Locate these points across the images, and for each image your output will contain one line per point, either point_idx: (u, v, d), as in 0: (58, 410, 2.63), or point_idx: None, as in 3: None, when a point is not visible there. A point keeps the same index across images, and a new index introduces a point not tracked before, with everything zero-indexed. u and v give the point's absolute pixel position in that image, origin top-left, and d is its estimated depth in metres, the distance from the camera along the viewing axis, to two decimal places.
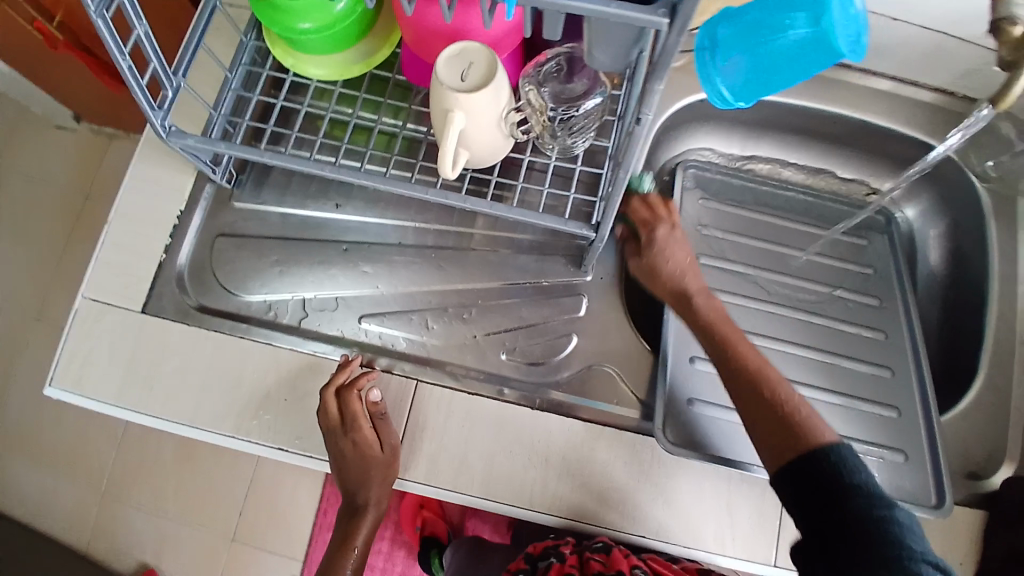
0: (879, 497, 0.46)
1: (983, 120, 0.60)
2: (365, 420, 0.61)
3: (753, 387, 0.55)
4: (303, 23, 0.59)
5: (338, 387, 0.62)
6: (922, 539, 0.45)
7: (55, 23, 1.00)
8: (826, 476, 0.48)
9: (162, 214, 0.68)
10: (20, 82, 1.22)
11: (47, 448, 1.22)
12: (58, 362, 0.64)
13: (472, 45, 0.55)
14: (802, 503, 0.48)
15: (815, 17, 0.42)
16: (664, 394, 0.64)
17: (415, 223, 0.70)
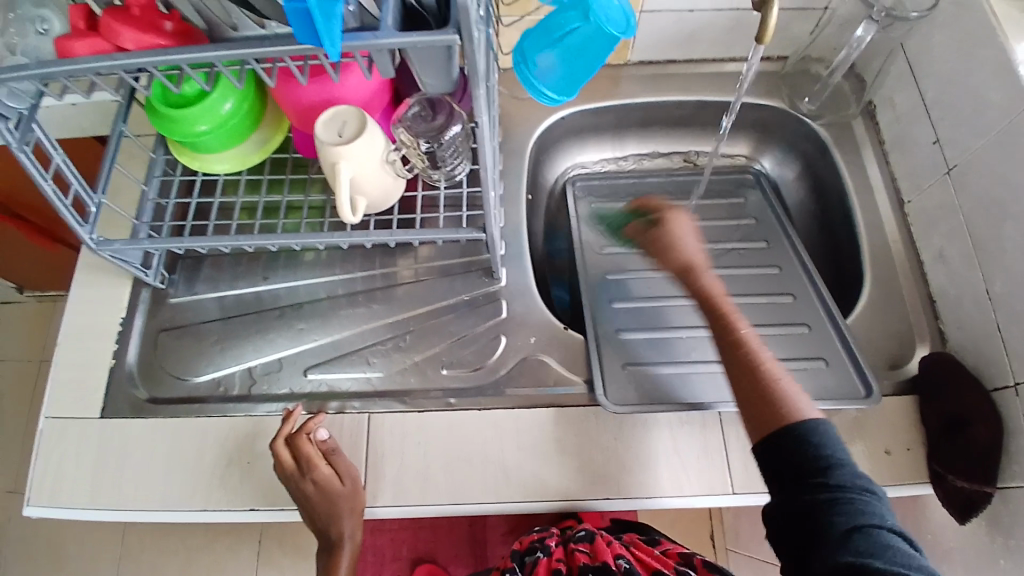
0: (849, 471, 0.50)
1: (754, 68, 0.68)
2: (319, 459, 0.64)
3: (745, 361, 0.57)
4: (198, 126, 0.67)
5: (287, 436, 0.65)
6: (887, 508, 0.49)
7: None
8: (795, 455, 0.51)
9: (106, 325, 0.73)
10: None
11: None
12: (31, 482, 0.67)
13: (343, 108, 0.63)
14: (777, 474, 0.52)
15: (585, 13, 0.52)
16: (611, 407, 0.67)
17: (341, 276, 0.77)
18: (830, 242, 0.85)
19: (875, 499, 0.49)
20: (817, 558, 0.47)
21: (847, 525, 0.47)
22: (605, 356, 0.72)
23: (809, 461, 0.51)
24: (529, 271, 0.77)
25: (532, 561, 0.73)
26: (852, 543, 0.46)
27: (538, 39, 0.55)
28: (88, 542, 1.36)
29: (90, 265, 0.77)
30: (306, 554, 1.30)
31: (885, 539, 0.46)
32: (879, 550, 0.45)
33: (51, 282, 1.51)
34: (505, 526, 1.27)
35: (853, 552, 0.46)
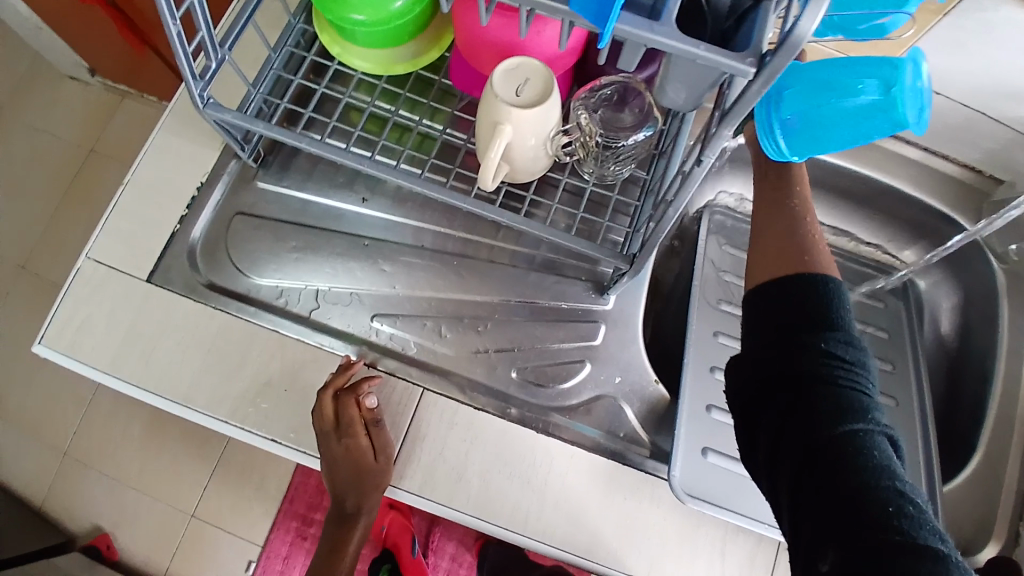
0: (841, 345, 0.44)
1: None
2: (360, 427, 0.61)
3: (786, 235, 0.50)
4: (357, 15, 0.58)
5: (337, 389, 0.61)
6: (871, 390, 0.44)
7: None
8: (799, 320, 0.45)
9: (183, 184, 0.66)
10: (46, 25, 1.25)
11: (16, 410, 1.30)
12: (51, 320, 0.62)
13: (530, 62, 0.55)
14: (762, 332, 0.47)
15: (886, 85, 0.42)
16: (680, 493, 0.60)
17: (439, 227, 0.69)
18: (951, 388, 0.77)
19: (866, 384, 0.44)
20: (793, 440, 0.42)
21: (839, 415, 0.42)
22: (688, 432, 0.63)
23: (811, 335, 0.44)
24: (638, 303, 0.68)
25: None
26: (838, 432, 0.41)
27: (806, 91, 0.45)
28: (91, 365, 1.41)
29: (182, 110, 0.68)
30: None
31: (870, 435, 0.41)
32: (871, 447, 0.40)
33: (118, 73, 1.44)
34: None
35: (837, 446, 0.41)
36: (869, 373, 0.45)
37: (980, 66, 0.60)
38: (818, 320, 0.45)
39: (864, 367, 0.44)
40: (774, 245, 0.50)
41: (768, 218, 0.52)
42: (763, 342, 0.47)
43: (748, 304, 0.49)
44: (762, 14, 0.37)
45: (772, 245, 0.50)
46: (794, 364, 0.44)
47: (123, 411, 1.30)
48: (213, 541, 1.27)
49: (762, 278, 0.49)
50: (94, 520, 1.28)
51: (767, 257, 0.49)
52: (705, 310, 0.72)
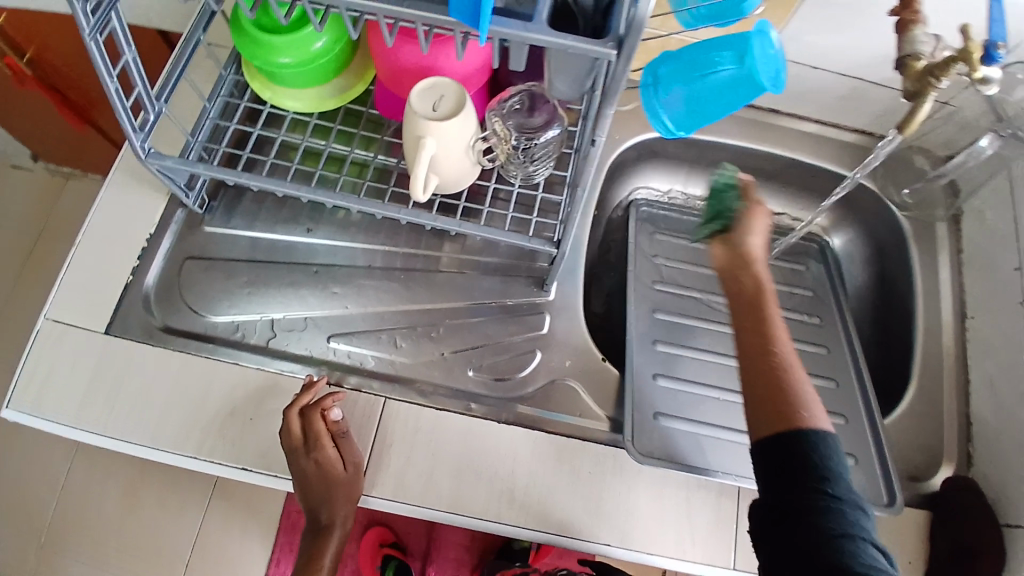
0: (837, 495, 0.47)
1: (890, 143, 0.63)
2: (326, 440, 0.62)
3: (768, 379, 0.50)
4: (282, 58, 0.63)
5: (302, 407, 0.62)
6: (870, 534, 0.46)
7: (25, 59, 1.05)
8: (800, 470, 0.48)
9: (133, 237, 0.70)
10: None
11: None
12: (14, 383, 0.63)
13: (443, 80, 0.61)
14: (769, 475, 0.50)
15: (740, 56, 0.49)
16: (635, 455, 0.64)
17: (383, 246, 0.73)
18: (882, 333, 0.83)
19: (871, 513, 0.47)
20: None
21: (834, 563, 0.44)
22: (639, 401, 0.68)
23: (810, 486, 0.47)
24: (579, 291, 0.73)
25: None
26: None
27: (677, 71, 0.52)
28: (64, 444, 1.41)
29: (125, 169, 0.72)
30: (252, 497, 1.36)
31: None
32: None
33: (62, 153, 1.48)
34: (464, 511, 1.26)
35: None
36: (868, 521, 0.47)
37: (848, 37, 0.68)
38: (815, 472, 0.47)
39: (859, 514, 0.46)
40: (766, 390, 0.50)
41: (757, 350, 0.51)
42: (773, 486, 0.49)
43: (750, 448, 0.52)
44: (618, 6, 0.44)
45: (766, 393, 0.50)
46: (809, 486, 0.47)
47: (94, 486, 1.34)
48: None
49: (761, 419, 0.50)
50: None
51: (757, 401, 0.51)
52: (641, 291, 0.78)
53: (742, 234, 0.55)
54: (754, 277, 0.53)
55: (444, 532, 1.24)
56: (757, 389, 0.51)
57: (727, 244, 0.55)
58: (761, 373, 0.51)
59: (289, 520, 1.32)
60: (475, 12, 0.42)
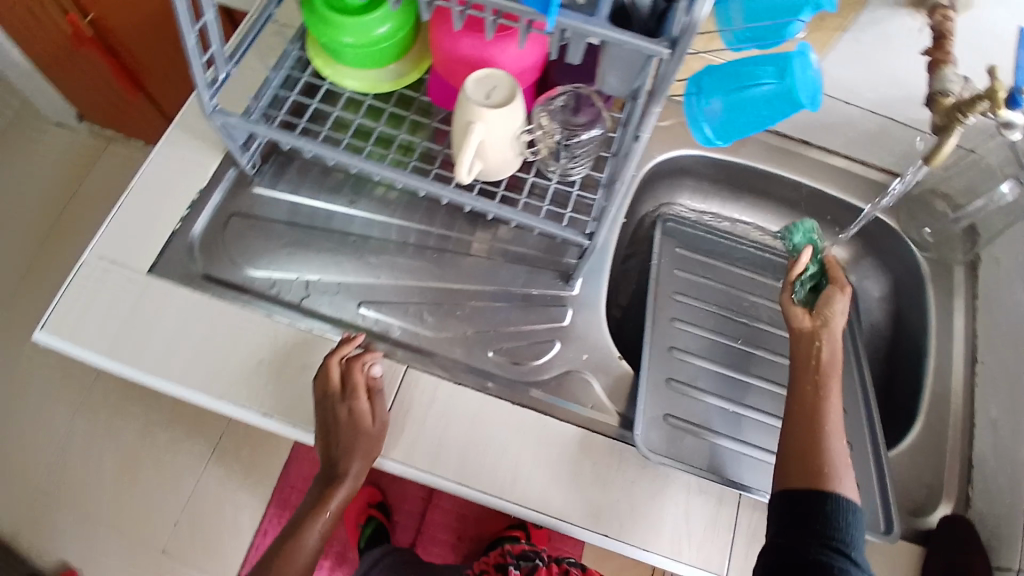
0: (847, 554, 0.51)
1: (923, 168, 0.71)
2: (363, 392, 0.64)
3: (815, 439, 0.57)
4: (344, 37, 0.67)
5: (343, 357, 0.65)
6: None
7: (88, 19, 1.11)
8: (818, 526, 0.53)
9: (184, 189, 0.73)
10: (52, 69, 1.36)
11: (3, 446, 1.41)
12: (53, 309, 0.67)
13: (496, 72, 0.64)
14: (786, 524, 0.55)
15: (780, 72, 0.53)
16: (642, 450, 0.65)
17: (420, 226, 0.76)
18: (891, 369, 0.85)
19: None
20: None
21: None
22: (649, 402, 0.70)
23: (825, 541, 0.52)
24: (601, 290, 0.75)
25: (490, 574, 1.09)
26: None
27: (720, 82, 0.56)
28: (73, 398, 1.45)
29: (185, 125, 0.76)
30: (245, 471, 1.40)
31: None
32: None
33: (110, 116, 1.54)
34: (450, 509, 1.31)
35: None
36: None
37: (880, 73, 0.74)
38: (832, 530, 0.53)
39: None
40: (806, 449, 0.57)
41: (811, 412, 0.59)
42: (787, 536, 0.54)
43: (772, 499, 0.57)
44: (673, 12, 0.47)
45: (802, 451, 0.57)
46: (824, 542, 0.52)
47: (95, 444, 1.41)
48: None
49: (794, 473, 0.56)
50: (61, 558, 1.35)
51: (794, 454, 0.57)
52: (662, 299, 0.80)
53: (830, 305, 0.65)
54: (831, 345, 0.62)
55: (431, 531, 1.29)
56: (798, 446, 0.57)
57: (814, 317, 0.64)
58: (806, 429, 0.58)
59: (280, 495, 1.38)
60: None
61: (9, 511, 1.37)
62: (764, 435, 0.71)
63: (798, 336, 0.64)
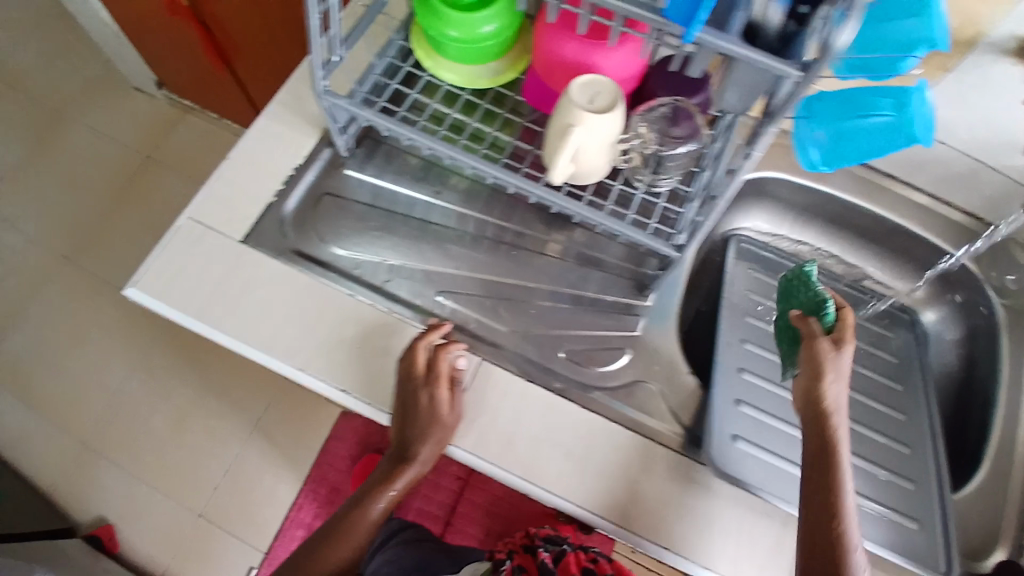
0: None
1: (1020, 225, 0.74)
2: (445, 381, 0.65)
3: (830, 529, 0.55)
4: (450, 30, 0.69)
5: (431, 343, 0.66)
6: None
7: None
8: None
9: (280, 165, 0.75)
10: (144, 35, 1.41)
11: (63, 395, 1.50)
12: (147, 268, 0.70)
13: (602, 78, 0.64)
14: None
15: (899, 105, 0.53)
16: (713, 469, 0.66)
17: (502, 222, 0.78)
18: (959, 412, 0.84)
19: None
20: None
21: None
22: (723, 421, 0.70)
23: None
24: (676, 304, 0.76)
25: (515, 555, 0.85)
26: None
27: (834, 108, 0.56)
28: (131, 356, 1.53)
29: (285, 103, 0.79)
30: (287, 447, 1.47)
31: None
32: None
33: (189, 85, 1.58)
34: (479, 506, 1.44)
35: None
36: None
37: (981, 117, 0.73)
38: None
39: None
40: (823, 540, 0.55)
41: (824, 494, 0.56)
42: None
43: None
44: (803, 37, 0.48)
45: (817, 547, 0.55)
46: None
47: (147, 401, 1.50)
48: (220, 541, 1.41)
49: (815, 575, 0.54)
50: (100, 512, 1.42)
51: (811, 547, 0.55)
52: (733, 319, 0.80)
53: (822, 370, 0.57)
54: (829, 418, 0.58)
55: (460, 522, 1.42)
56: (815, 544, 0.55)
57: (807, 388, 0.59)
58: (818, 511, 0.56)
59: (318, 472, 1.44)
60: (690, 13, 0.45)
61: (64, 458, 1.45)
62: None
63: (804, 412, 0.59)
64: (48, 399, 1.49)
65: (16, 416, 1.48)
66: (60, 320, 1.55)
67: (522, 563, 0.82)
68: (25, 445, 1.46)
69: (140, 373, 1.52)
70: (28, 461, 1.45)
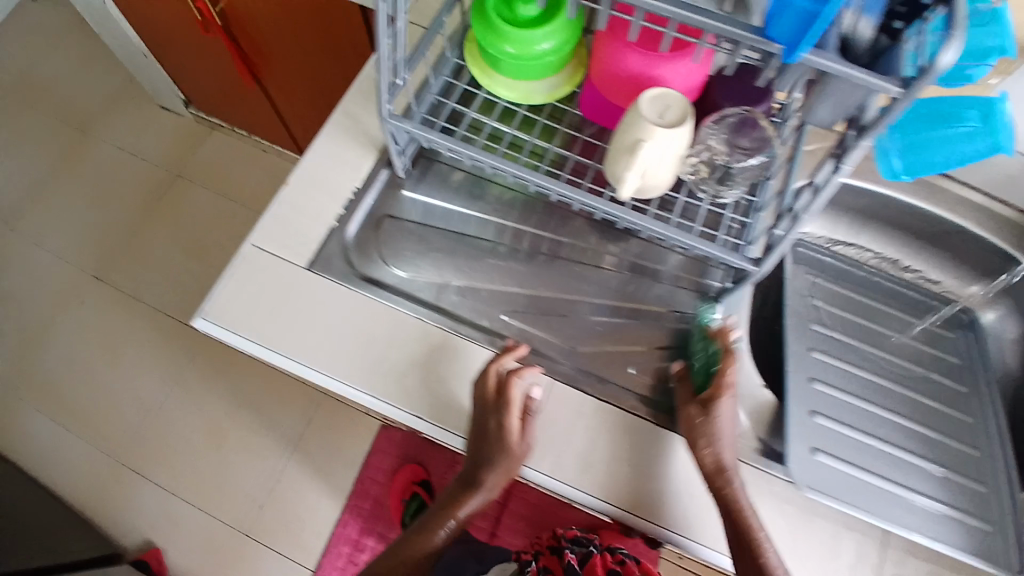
0: None
1: None
2: (515, 409, 0.64)
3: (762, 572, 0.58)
4: (507, 46, 0.68)
5: (502, 367, 0.66)
6: None
7: (218, 8, 1.15)
8: None
9: (340, 188, 0.75)
10: (175, 54, 1.41)
11: (100, 416, 1.50)
12: (214, 298, 0.70)
13: (671, 91, 0.63)
14: None
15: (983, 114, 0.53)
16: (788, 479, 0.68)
17: (564, 239, 0.78)
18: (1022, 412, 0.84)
19: None
20: None
21: None
22: (800, 434, 0.72)
23: None
24: (743, 316, 0.76)
25: (542, 556, 0.91)
26: None
27: (918, 117, 0.56)
28: (169, 372, 1.53)
29: (340, 126, 0.79)
30: (328, 460, 1.47)
31: None
32: None
33: (217, 102, 1.59)
34: (520, 515, 1.46)
35: None
36: None
37: None
38: None
39: None
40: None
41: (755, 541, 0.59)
42: None
43: None
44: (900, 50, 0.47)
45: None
46: None
47: (188, 418, 1.50)
48: (263, 557, 1.41)
49: None
50: (145, 532, 1.42)
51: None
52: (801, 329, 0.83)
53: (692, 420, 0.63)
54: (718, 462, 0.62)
55: (505, 533, 1.45)
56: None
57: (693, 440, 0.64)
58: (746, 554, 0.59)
59: (360, 486, 1.45)
60: (796, 36, 0.44)
61: (104, 478, 1.45)
62: (897, 469, 0.75)
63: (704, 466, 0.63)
64: (85, 419, 1.49)
65: (56, 439, 1.48)
66: (95, 340, 1.55)
67: (550, 565, 0.88)
68: (65, 467, 1.46)
69: (177, 391, 1.52)
70: (70, 484, 1.45)
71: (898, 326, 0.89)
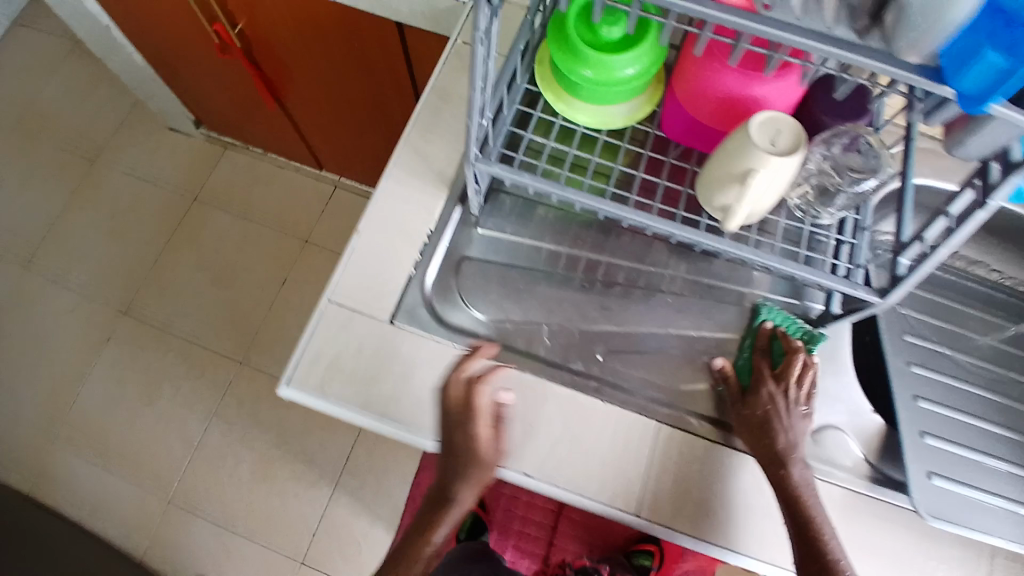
0: None
1: None
2: (485, 418, 0.61)
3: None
4: (586, 70, 0.63)
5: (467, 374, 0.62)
6: None
7: (236, 29, 1.08)
8: None
9: (414, 231, 0.71)
10: (188, 78, 1.34)
11: (138, 454, 1.45)
12: (296, 363, 0.65)
13: (782, 115, 0.58)
14: None
15: None
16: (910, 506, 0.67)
17: (652, 269, 0.75)
18: None
19: None
20: None
21: None
22: (916, 458, 0.70)
23: None
24: (844, 337, 0.75)
25: None
26: None
27: None
28: (206, 405, 1.49)
29: (406, 163, 0.74)
30: (378, 482, 1.44)
31: None
32: None
33: (231, 122, 1.52)
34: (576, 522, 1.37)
35: None
36: None
37: None
38: None
39: None
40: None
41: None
42: None
43: None
44: None
45: None
46: None
47: (230, 450, 1.46)
48: None
49: None
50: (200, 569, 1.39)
51: None
52: (898, 340, 0.79)
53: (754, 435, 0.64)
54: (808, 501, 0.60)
55: (562, 541, 1.35)
56: None
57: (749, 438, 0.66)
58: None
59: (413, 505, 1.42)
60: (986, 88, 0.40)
61: (150, 518, 1.42)
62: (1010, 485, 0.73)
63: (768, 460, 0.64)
64: (123, 458, 1.45)
65: (95, 482, 1.43)
66: (126, 376, 1.50)
67: None
68: (108, 509, 1.42)
69: (216, 423, 1.48)
70: (115, 527, 1.41)
71: (986, 330, 0.88)
